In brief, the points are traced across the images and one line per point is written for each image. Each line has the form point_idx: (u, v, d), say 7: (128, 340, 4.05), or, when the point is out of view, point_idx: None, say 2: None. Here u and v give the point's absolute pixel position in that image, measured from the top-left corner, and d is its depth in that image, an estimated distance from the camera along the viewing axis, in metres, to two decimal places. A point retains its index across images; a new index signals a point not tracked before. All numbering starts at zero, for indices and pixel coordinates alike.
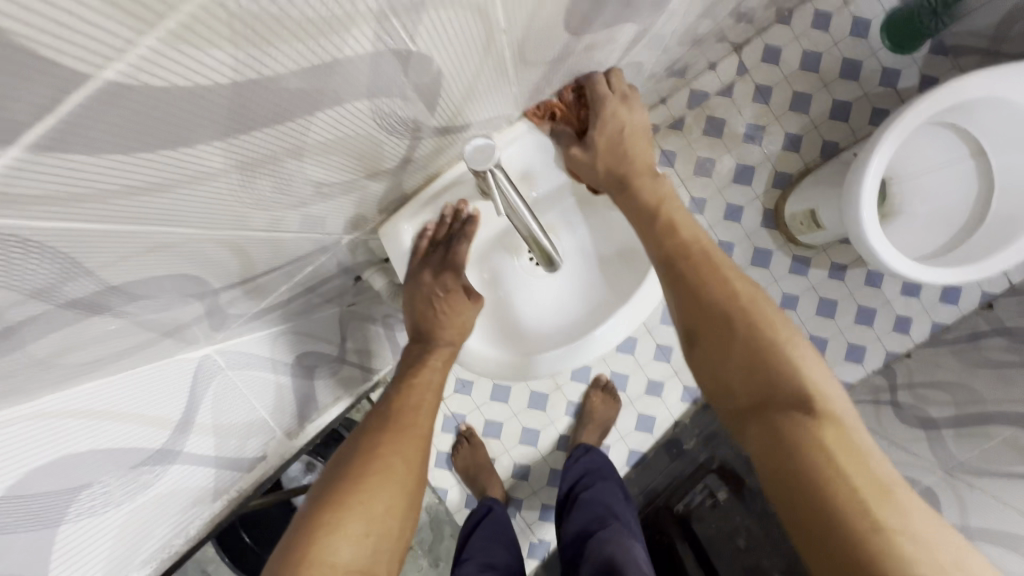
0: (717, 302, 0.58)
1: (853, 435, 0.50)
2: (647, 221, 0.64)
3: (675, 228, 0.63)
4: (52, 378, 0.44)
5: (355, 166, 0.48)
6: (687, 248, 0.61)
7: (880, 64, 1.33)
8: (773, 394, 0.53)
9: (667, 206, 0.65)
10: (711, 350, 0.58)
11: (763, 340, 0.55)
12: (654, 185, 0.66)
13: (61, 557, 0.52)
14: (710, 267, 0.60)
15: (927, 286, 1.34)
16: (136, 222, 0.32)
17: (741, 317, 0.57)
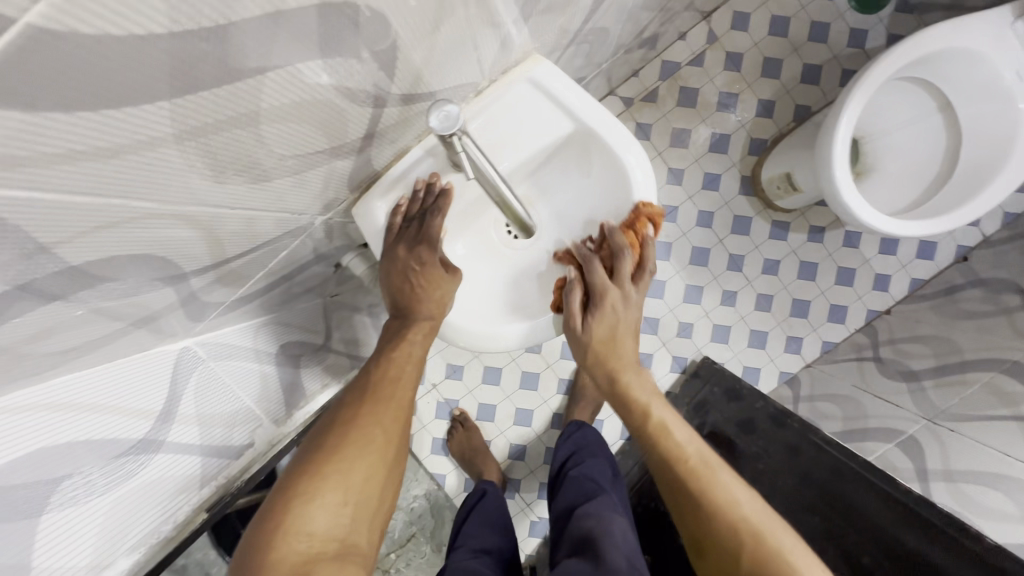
0: (709, 502, 0.60)
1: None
2: (637, 421, 0.69)
3: (667, 431, 0.67)
4: (23, 368, 0.44)
5: (318, 136, 0.48)
6: (681, 453, 0.65)
7: (847, 25, 1.34)
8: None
9: (659, 407, 0.69)
10: (721, 563, 0.58)
11: (753, 546, 0.56)
12: (642, 384, 0.71)
13: (43, 549, 0.51)
14: (698, 472, 0.63)
15: (903, 244, 1.36)
16: (89, 192, 0.32)
17: (731, 509, 0.60)
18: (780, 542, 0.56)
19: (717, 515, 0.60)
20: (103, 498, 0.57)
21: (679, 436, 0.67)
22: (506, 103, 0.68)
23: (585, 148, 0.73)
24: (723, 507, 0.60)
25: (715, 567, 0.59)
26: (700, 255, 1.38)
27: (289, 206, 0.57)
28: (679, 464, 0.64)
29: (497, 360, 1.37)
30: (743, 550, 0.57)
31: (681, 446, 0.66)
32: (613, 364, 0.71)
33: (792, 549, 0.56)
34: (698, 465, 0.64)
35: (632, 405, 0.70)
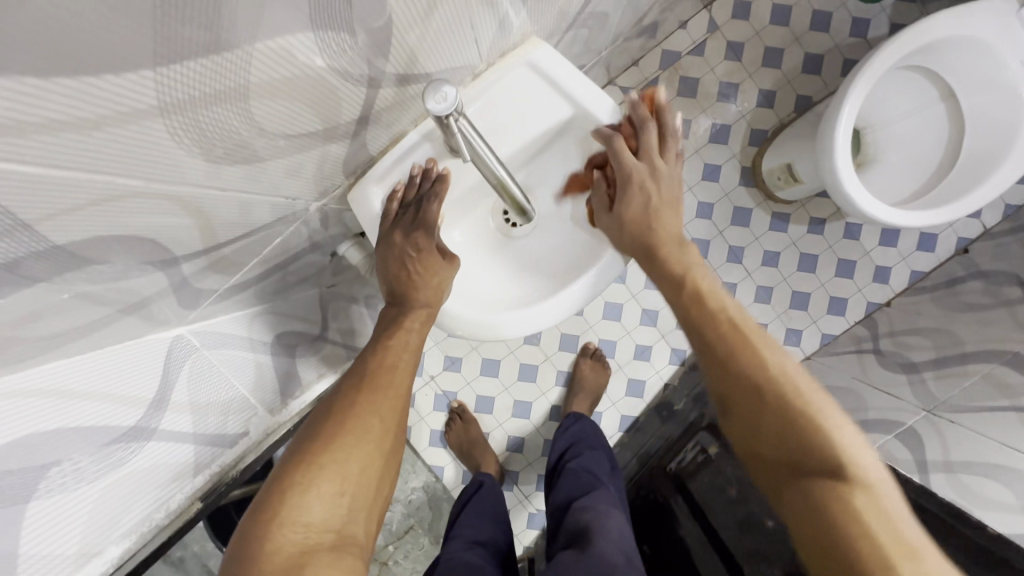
0: (751, 363, 0.58)
1: (886, 505, 0.50)
2: (671, 287, 0.66)
3: (702, 299, 0.63)
4: (8, 353, 0.43)
5: (311, 116, 0.46)
6: (715, 318, 0.62)
7: (849, 14, 1.33)
8: (801, 463, 0.54)
9: (696, 270, 0.66)
10: (747, 425, 0.58)
11: (790, 407, 0.55)
12: (679, 254, 0.67)
13: (33, 536, 0.50)
14: (739, 335, 0.60)
15: (904, 235, 1.35)
16: (69, 167, 0.31)
17: (763, 367, 0.58)
18: (812, 407, 0.55)
19: (757, 375, 0.58)
20: (96, 485, 0.56)
21: (717, 299, 0.63)
22: (505, 87, 0.66)
23: (585, 133, 0.72)
24: (752, 366, 0.58)
25: (741, 422, 0.59)
26: (700, 247, 1.37)
27: (282, 190, 0.56)
28: (711, 329, 0.61)
29: (496, 352, 1.36)
30: (772, 408, 0.56)
31: (716, 311, 0.63)
32: (649, 235, 0.68)
33: (823, 413, 0.55)
34: (733, 330, 0.61)
35: (668, 273, 0.66)
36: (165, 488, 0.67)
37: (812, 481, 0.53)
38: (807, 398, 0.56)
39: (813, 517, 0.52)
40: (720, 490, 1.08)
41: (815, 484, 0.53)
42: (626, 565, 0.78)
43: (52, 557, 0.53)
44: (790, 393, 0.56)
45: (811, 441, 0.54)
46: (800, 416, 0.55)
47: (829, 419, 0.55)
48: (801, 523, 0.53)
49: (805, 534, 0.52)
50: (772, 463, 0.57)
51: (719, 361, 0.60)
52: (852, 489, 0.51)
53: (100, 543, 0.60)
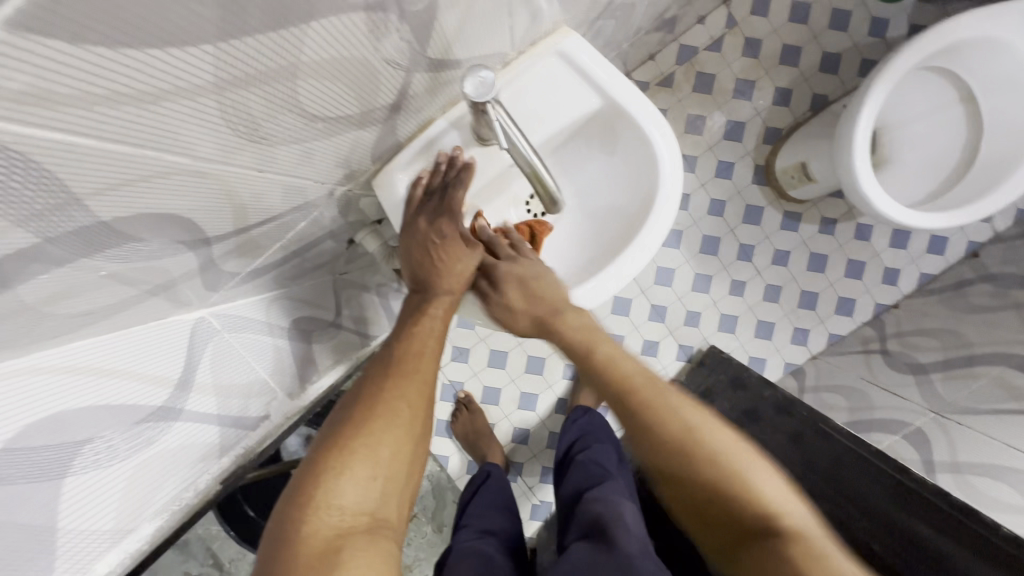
0: (657, 424, 0.60)
1: (823, 548, 0.51)
2: (581, 356, 0.67)
3: (614, 364, 0.65)
4: (46, 329, 0.43)
5: (350, 97, 0.46)
6: (630, 383, 0.63)
7: (868, 14, 1.32)
8: (739, 521, 0.55)
9: (601, 340, 0.67)
10: (681, 488, 0.59)
11: (705, 461, 0.57)
12: (579, 320, 0.70)
13: (68, 511, 0.50)
14: (649, 394, 0.62)
15: (915, 237, 1.35)
16: (125, 140, 0.30)
17: (681, 429, 0.59)
18: (730, 463, 0.57)
19: (668, 436, 0.59)
20: (126, 464, 0.56)
21: (625, 364, 0.65)
22: (534, 76, 0.66)
23: (611, 126, 0.71)
24: (671, 430, 0.59)
25: (674, 488, 0.59)
26: (710, 244, 1.37)
27: (311, 173, 0.56)
28: (629, 396, 0.62)
29: (504, 344, 1.36)
30: (699, 472, 0.57)
31: (629, 374, 0.64)
32: (545, 306, 0.70)
33: (741, 465, 0.57)
34: (645, 390, 0.62)
35: (568, 342, 0.68)
36: (192, 469, 0.67)
37: (754, 541, 0.53)
38: (721, 454, 0.57)
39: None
40: None
41: (756, 541, 0.53)
42: (642, 556, 0.77)
43: (86, 534, 0.54)
44: (708, 454, 0.57)
45: (739, 497, 0.55)
46: (721, 477, 0.56)
47: (745, 474, 0.56)
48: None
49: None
50: (709, 526, 0.58)
51: (637, 433, 0.61)
52: (784, 539, 0.52)
53: (133, 521, 0.60)
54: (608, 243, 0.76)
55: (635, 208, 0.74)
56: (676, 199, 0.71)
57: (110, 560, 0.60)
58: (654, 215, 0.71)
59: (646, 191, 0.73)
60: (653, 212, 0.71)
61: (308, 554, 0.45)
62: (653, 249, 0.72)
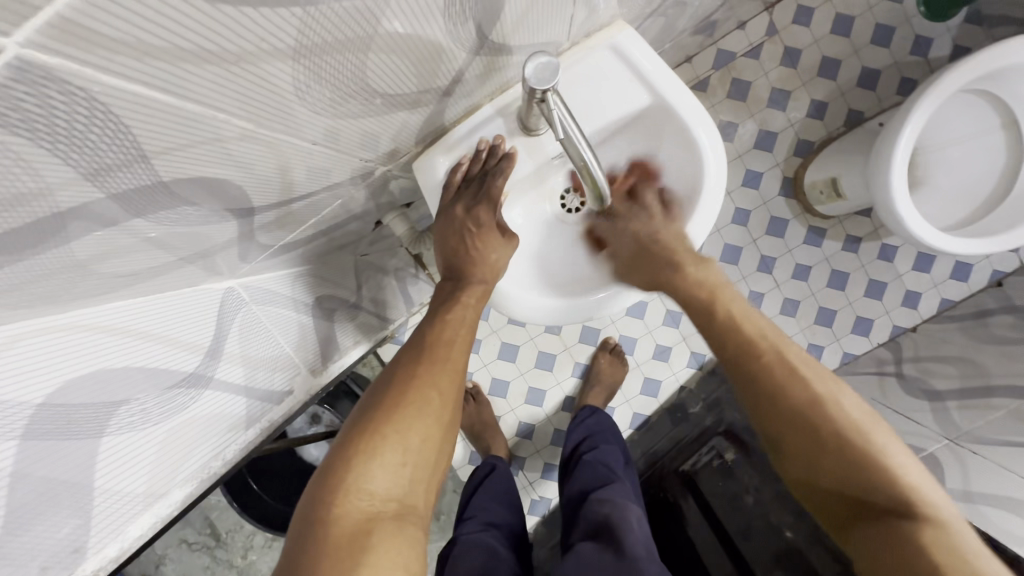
0: (789, 386, 0.59)
1: (958, 539, 0.50)
2: (702, 309, 0.66)
3: (739, 325, 0.63)
4: (87, 287, 0.42)
5: (408, 73, 0.46)
6: (757, 347, 0.61)
7: (912, 32, 1.29)
8: (864, 500, 0.55)
9: (725, 296, 0.66)
10: (793, 452, 0.59)
11: (831, 424, 0.57)
12: (703, 274, 0.68)
13: (104, 471, 0.50)
14: (782, 362, 0.60)
15: (938, 262, 1.33)
16: (201, 102, 0.31)
17: (809, 400, 0.58)
18: (866, 439, 0.55)
19: (800, 399, 0.58)
20: (161, 427, 0.56)
21: (752, 323, 0.63)
22: (584, 68, 0.65)
23: (656, 124, 0.70)
24: (799, 393, 0.58)
25: (788, 450, 0.59)
26: (732, 253, 1.36)
27: (357, 152, 0.55)
28: (754, 360, 0.61)
29: (516, 337, 1.35)
30: (823, 434, 0.57)
31: (753, 337, 0.62)
32: (668, 257, 0.69)
33: (875, 442, 0.55)
34: (771, 351, 0.61)
35: (693, 295, 0.67)
36: (221, 438, 0.66)
37: (880, 516, 0.53)
38: (863, 428, 0.56)
39: (877, 551, 0.53)
40: (733, 499, 1.10)
41: (880, 514, 0.53)
42: (647, 561, 0.77)
43: (121, 494, 0.54)
44: (839, 424, 0.57)
45: (864, 460, 0.55)
46: (854, 451, 0.55)
47: (877, 449, 0.55)
48: (871, 554, 0.53)
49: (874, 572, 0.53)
50: (828, 498, 0.58)
51: (766, 398, 0.60)
52: (921, 524, 0.51)
53: (164, 486, 0.60)
54: None
55: (678, 204, 0.73)
56: (720, 197, 0.69)
57: (141, 524, 0.59)
58: (699, 208, 0.70)
59: (690, 182, 0.71)
60: (697, 209, 0.70)
61: (337, 537, 0.45)
62: (699, 241, 0.70)
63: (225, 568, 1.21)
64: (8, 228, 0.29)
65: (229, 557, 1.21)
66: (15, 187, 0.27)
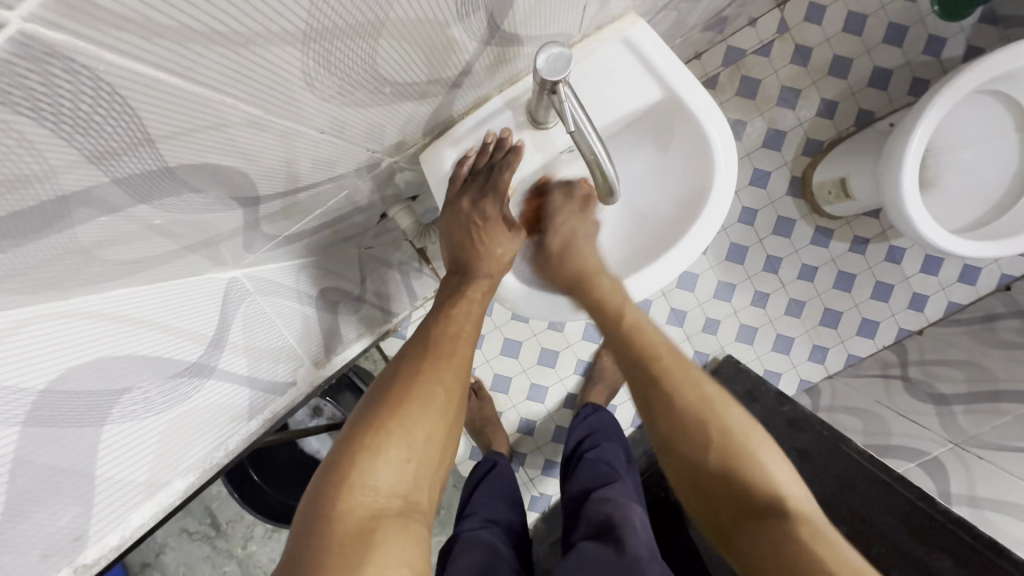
0: (681, 396, 0.62)
1: (821, 529, 0.52)
2: (605, 321, 0.69)
3: (638, 335, 0.67)
4: (91, 274, 0.42)
5: (416, 61, 0.45)
6: (657, 353, 0.65)
7: (926, 31, 1.28)
8: (739, 496, 0.56)
9: (629, 309, 0.69)
10: (687, 459, 0.60)
11: (717, 429, 0.59)
12: (609, 285, 0.70)
13: (106, 460, 0.50)
14: (679, 373, 0.63)
15: (946, 265, 1.32)
16: (207, 83, 0.30)
17: (700, 408, 0.61)
18: (746, 442, 0.58)
19: (689, 409, 0.61)
20: (164, 416, 0.56)
21: (654, 334, 0.67)
22: (594, 61, 0.64)
23: (667, 120, 0.70)
24: (691, 401, 0.61)
25: (677, 458, 0.61)
26: (738, 252, 1.35)
27: (364, 142, 0.55)
28: (653, 365, 0.64)
29: (519, 333, 1.34)
30: (710, 440, 0.59)
31: (657, 350, 0.66)
32: (577, 266, 0.71)
33: (753, 444, 0.59)
34: (672, 362, 0.64)
35: (597, 306, 0.69)
36: (224, 429, 0.66)
37: (753, 517, 0.54)
38: (736, 433, 0.59)
39: (751, 542, 0.53)
40: None
41: (757, 515, 0.54)
42: (650, 560, 0.76)
43: (122, 484, 0.54)
44: (724, 429, 0.59)
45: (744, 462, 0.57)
46: (735, 450, 0.58)
47: (755, 453, 0.58)
48: (748, 552, 0.53)
49: (750, 567, 0.53)
50: (711, 505, 0.58)
51: (658, 402, 0.63)
52: (789, 521, 0.52)
53: (165, 476, 0.59)
54: (661, 233, 0.74)
55: (688, 200, 0.72)
56: (730, 194, 0.68)
57: (144, 513, 0.59)
58: (708, 205, 0.68)
59: (699, 180, 0.70)
60: (706, 206, 0.69)
61: (341, 533, 0.45)
62: (709, 238, 0.69)
63: (225, 558, 1.21)
64: (12, 210, 0.29)
65: (228, 547, 1.21)
66: (19, 169, 0.26)
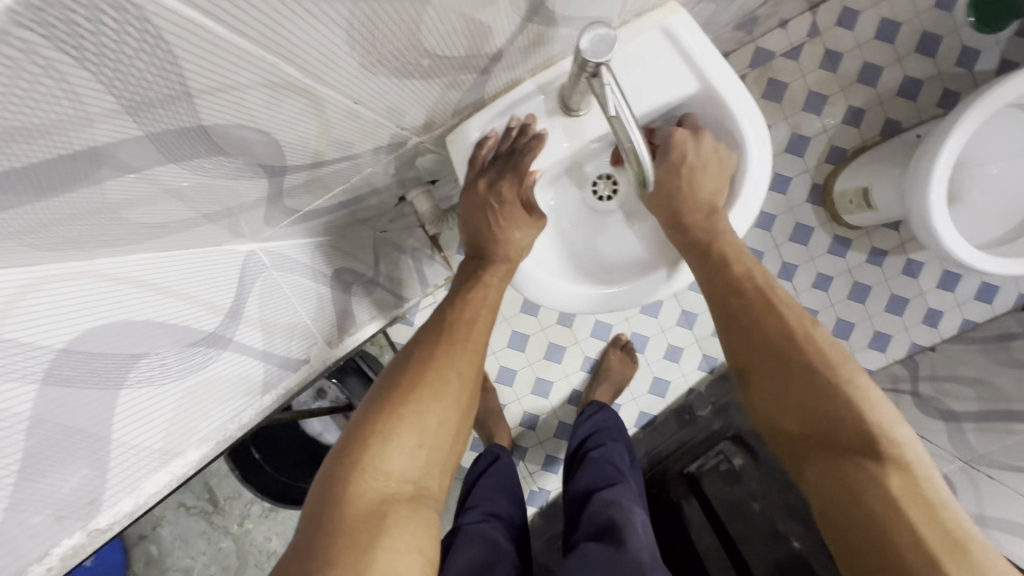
0: (773, 325, 0.61)
1: (926, 484, 0.50)
2: (696, 256, 0.67)
3: (727, 268, 0.65)
4: (112, 235, 0.41)
5: (457, 33, 0.44)
6: (742, 286, 0.64)
7: (959, 43, 1.25)
8: (835, 440, 0.55)
9: (723, 241, 0.66)
10: (774, 392, 0.60)
11: (807, 360, 0.58)
12: (711, 224, 0.67)
13: (124, 424, 0.49)
14: (765, 306, 0.62)
15: (964, 282, 1.30)
16: (251, 36, 0.30)
17: (787, 337, 0.60)
18: (849, 382, 0.56)
19: (781, 338, 0.60)
20: (179, 385, 0.55)
21: (745, 265, 0.65)
22: (633, 49, 0.63)
23: (701, 114, 0.68)
24: (778, 333, 0.60)
25: (762, 389, 0.61)
26: (753, 257, 1.33)
27: (395, 119, 0.54)
28: (738, 297, 0.64)
29: (527, 327, 1.33)
30: (801, 370, 0.58)
31: (742, 280, 0.65)
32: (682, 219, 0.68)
33: (861, 383, 0.56)
34: (757, 295, 0.63)
35: (690, 242, 0.68)
36: (238, 402, 0.64)
37: (841, 453, 0.54)
38: (835, 368, 0.57)
39: (835, 481, 0.53)
40: (736, 505, 1.11)
41: (846, 451, 0.54)
42: (653, 564, 0.75)
43: (139, 450, 0.52)
44: (819, 359, 0.58)
45: (842, 396, 0.55)
46: (830, 391, 0.56)
47: (854, 386, 0.56)
48: (823, 478, 0.55)
49: (823, 493, 0.54)
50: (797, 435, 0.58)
51: (745, 334, 0.63)
52: (880, 460, 0.51)
53: (179, 447, 0.58)
54: None
55: (715, 202, 0.71)
56: (760, 198, 0.66)
57: (156, 482, 0.57)
58: (734, 212, 0.67)
59: (730, 186, 0.69)
60: (734, 207, 0.67)
61: (353, 516, 0.44)
62: (718, 255, 0.68)
63: (221, 534, 1.21)
64: (44, 158, 0.28)
65: (225, 524, 1.21)
66: (54, 115, 0.25)
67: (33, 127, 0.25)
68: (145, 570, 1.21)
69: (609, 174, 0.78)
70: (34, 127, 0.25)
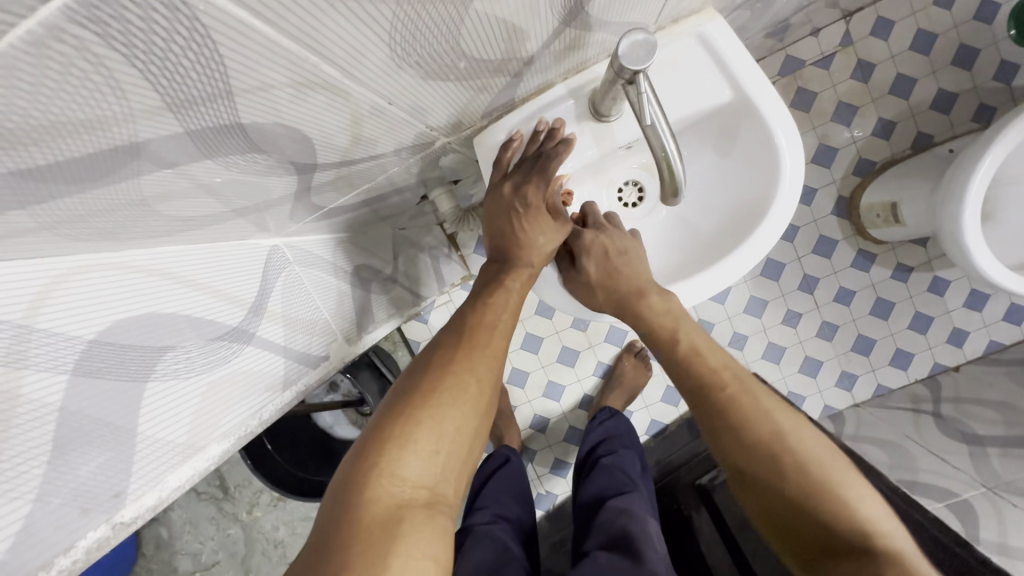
0: (748, 421, 0.59)
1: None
2: (668, 344, 0.66)
3: (696, 355, 0.65)
4: (146, 228, 0.41)
5: (493, 36, 0.44)
6: (718, 378, 0.63)
7: (998, 56, 1.21)
8: (830, 538, 0.53)
9: (686, 326, 0.66)
10: (758, 483, 0.58)
11: (787, 454, 0.57)
12: (664, 304, 0.66)
13: (148, 416, 0.49)
14: (745, 400, 0.60)
15: (992, 302, 1.26)
16: (298, 38, 0.30)
17: (769, 432, 0.58)
18: (833, 478, 0.55)
19: (757, 436, 0.58)
20: (202, 378, 0.55)
21: (716, 356, 0.65)
22: (668, 54, 0.62)
23: (734, 123, 0.67)
24: (760, 431, 0.58)
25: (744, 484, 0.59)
26: (774, 268, 1.31)
27: (423, 120, 0.53)
28: (714, 390, 0.62)
29: (541, 330, 1.32)
30: (782, 466, 0.56)
31: (715, 369, 0.64)
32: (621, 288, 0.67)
33: (847, 482, 0.54)
34: (736, 387, 0.62)
35: (657, 324, 0.66)
36: (259, 397, 0.64)
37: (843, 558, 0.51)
38: (817, 462, 0.56)
39: None
40: (748, 519, 1.06)
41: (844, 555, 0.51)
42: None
43: (161, 442, 0.52)
44: (799, 455, 0.56)
45: (828, 492, 0.54)
46: (816, 487, 0.54)
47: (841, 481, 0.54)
48: None
49: None
50: (792, 529, 0.55)
51: (724, 429, 0.60)
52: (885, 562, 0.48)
53: (202, 441, 0.58)
54: (709, 246, 0.72)
55: (745, 211, 0.69)
56: (792, 209, 0.65)
57: (180, 476, 0.56)
58: (752, 235, 0.66)
59: (754, 206, 0.68)
60: (765, 218, 0.66)
61: (369, 521, 0.44)
62: (740, 273, 0.66)
63: (230, 521, 1.22)
64: (85, 153, 0.28)
65: (234, 511, 1.22)
66: (99, 112, 0.25)
67: (77, 123, 0.25)
68: (155, 552, 1.22)
69: (636, 181, 0.77)
70: (79, 124, 0.25)
